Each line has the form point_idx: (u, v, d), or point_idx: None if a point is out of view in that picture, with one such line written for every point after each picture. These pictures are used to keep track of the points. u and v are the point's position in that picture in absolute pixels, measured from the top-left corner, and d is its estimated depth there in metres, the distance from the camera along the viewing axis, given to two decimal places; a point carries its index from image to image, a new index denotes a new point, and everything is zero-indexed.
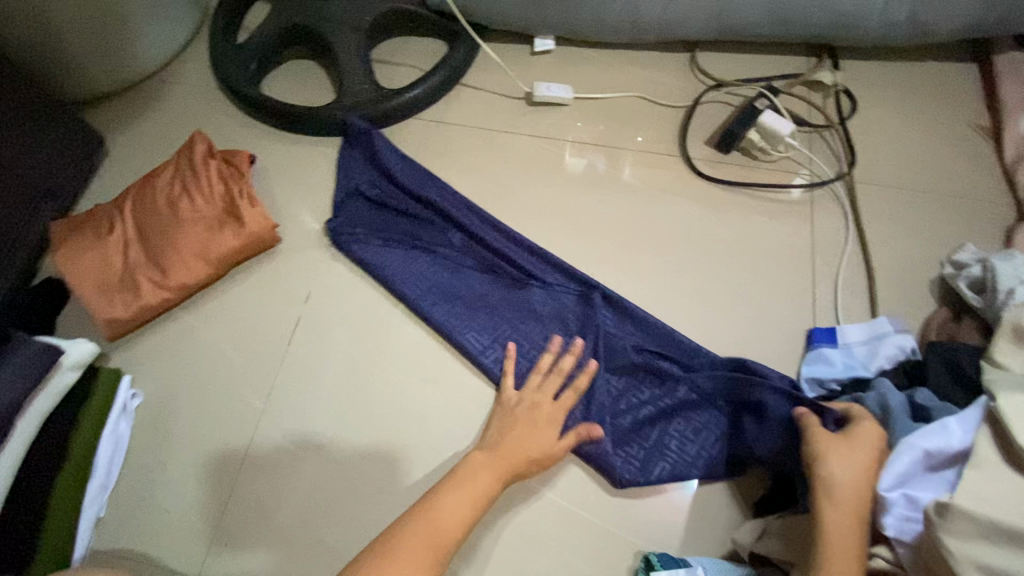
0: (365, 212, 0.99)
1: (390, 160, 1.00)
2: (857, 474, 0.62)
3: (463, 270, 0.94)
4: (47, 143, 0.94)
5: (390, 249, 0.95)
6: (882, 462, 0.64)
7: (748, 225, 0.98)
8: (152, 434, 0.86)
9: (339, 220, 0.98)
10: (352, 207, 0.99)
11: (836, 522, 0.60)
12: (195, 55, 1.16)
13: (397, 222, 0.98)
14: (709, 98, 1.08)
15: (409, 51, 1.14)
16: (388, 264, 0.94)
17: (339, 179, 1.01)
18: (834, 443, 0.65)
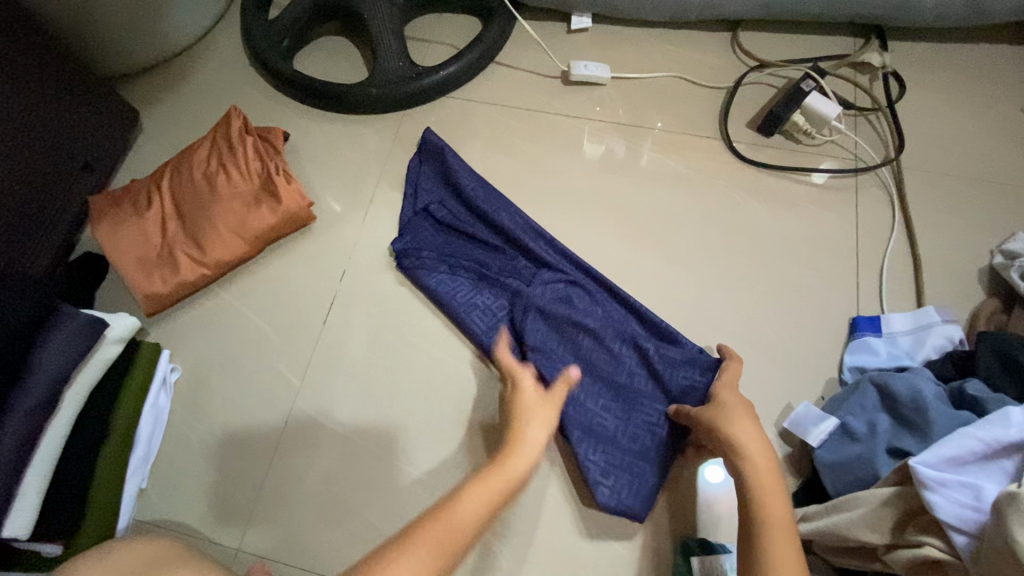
0: (432, 234, 0.94)
1: (467, 181, 0.95)
2: (756, 430, 0.68)
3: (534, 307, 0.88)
4: (84, 117, 0.94)
5: (457, 276, 0.91)
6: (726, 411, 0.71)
7: (788, 211, 0.96)
8: (191, 408, 0.87)
9: (405, 240, 0.93)
10: (420, 227, 0.95)
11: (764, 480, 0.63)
12: (228, 31, 1.15)
13: (462, 246, 0.93)
14: (751, 79, 1.05)
15: (443, 27, 1.12)
16: (455, 293, 0.89)
17: (406, 197, 0.98)
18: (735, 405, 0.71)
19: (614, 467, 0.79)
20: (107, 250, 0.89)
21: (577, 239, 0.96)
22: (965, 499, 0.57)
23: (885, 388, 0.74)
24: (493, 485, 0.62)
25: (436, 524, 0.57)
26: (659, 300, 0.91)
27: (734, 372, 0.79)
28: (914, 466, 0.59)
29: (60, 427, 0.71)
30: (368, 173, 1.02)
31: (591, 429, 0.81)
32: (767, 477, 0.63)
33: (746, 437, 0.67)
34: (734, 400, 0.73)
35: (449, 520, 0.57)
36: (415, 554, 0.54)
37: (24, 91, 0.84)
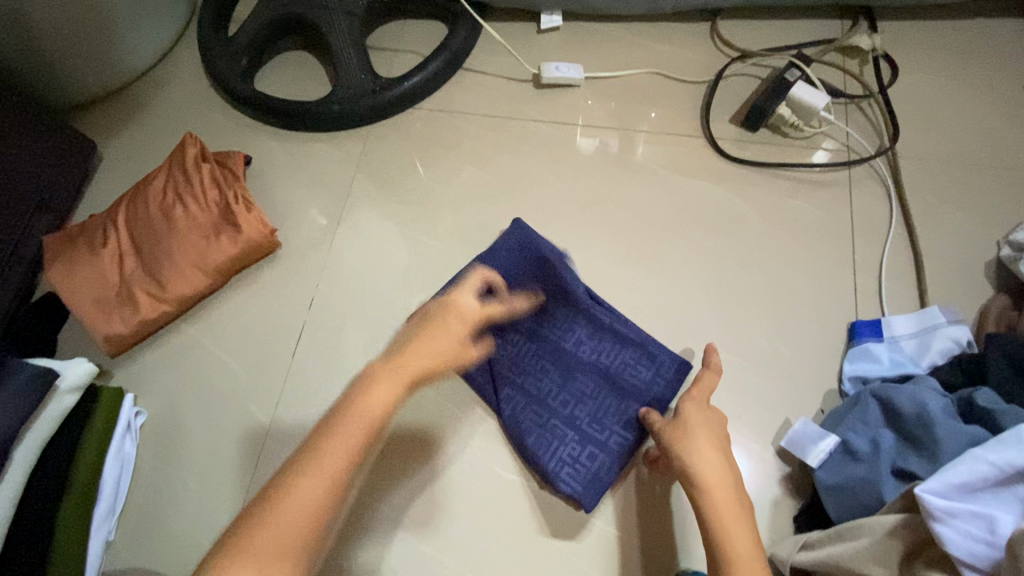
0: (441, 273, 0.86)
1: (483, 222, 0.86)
2: (715, 452, 0.64)
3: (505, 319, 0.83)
4: (35, 153, 0.90)
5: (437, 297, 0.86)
6: (688, 431, 0.66)
7: (779, 209, 0.90)
8: (159, 453, 0.84)
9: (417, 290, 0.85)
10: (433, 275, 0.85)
11: (721, 508, 0.60)
12: (187, 53, 1.12)
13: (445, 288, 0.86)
14: (733, 71, 0.99)
15: (407, 35, 1.07)
16: None
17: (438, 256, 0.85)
18: (694, 424, 0.67)
19: (570, 457, 0.76)
20: (60, 288, 0.85)
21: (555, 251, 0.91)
22: (977, 532, 0.52)
23: (888, 402, 0.68)
24: (388, 393, 0.51)
25: (343, 423, 0.49)
26: (645, 313, 0.86)
27: (709, 382, 0.71)
28: (920, 496, 0.54)
29: (12, 483, 0.68)
30: (335, 193, 0.98)
31: (549, 422, 0.78)
32: (725, 511, 0.60)
33: (699, 465, 0.63)
34: (699, 420, 0.67)
35: (353, 416, 0.50)
36: (326, 449, 0.48)
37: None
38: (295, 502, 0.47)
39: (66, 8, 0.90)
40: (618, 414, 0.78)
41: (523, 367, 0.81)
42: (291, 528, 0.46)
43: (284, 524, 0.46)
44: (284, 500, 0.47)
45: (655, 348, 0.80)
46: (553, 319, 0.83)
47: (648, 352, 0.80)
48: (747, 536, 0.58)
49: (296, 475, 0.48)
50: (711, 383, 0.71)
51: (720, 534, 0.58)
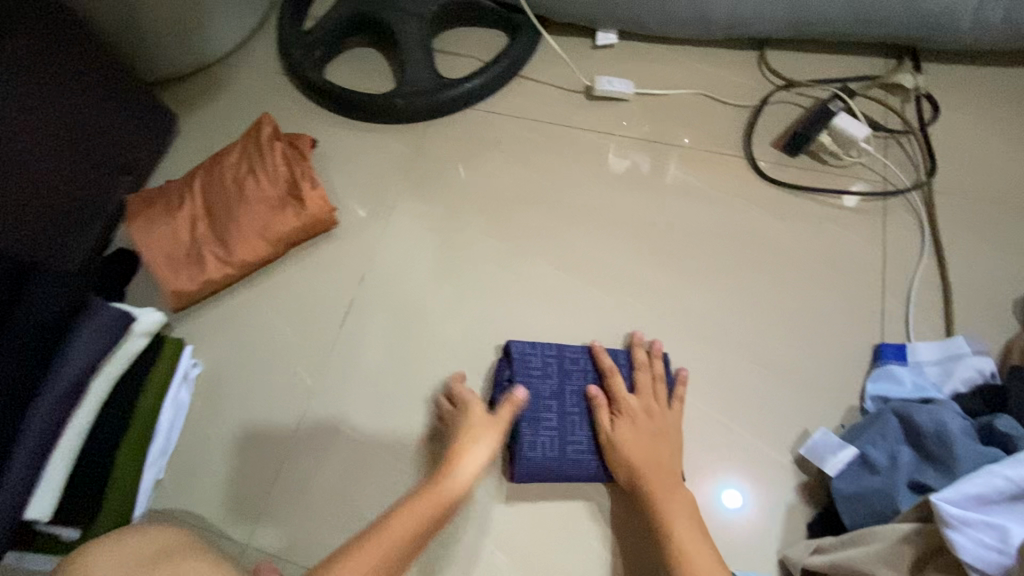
0: (550, 366, 0.82)
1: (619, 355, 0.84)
2: (654, 469, 0.75)
3: (579, 393, 0.81)
4: (124, 119, 0.98)
5: (538, 363, 0.82)
6: (636, 444, 0.76)
7: (812, 233, 0.94)
8: (208, 405, 0.89)
9: (527, 357, 0.82)
10: (542, 362, 0.82)
11: (684, 536, 0.70)
12: (263, 41, 1.20)
13: (540, 362, 0.82)
14: (778, 98, 1.04)
15: (470, 40, 1.13)
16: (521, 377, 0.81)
17: (557, 366, 0.82)
18: (636, 444, 0.76)
19: (532, 378, 0.81)
20: (137, 242, 0.92)
21: (593, 255, 0.96)
22: (989, 540, 0.54)
23: (908, 419, 0.72)
24: (428, 503, 0.70)
25: (372, 540, 0.65)
26: (675, 319, 0.90)
27: (658, 369, 0.82)
28: (935, 503, 0.57)
29: (85, 417, 0.74)
30: (390, 181, 1.04)
31: (547, 361, 0.82)
32: (663, 504, 0.72)
33: (622, 433, 0.77)
34: (648, 399, 0.79)
35: (383, 535, 0.66)
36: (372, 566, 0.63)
37: (61, 88, 0.87)
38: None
39: None
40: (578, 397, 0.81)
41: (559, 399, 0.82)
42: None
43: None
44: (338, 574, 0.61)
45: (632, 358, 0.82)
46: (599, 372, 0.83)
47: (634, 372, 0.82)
48: (708, 564, 0.68)
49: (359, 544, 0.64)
50: (642, 403, 0.79)
51: (668, 526, 0.71)
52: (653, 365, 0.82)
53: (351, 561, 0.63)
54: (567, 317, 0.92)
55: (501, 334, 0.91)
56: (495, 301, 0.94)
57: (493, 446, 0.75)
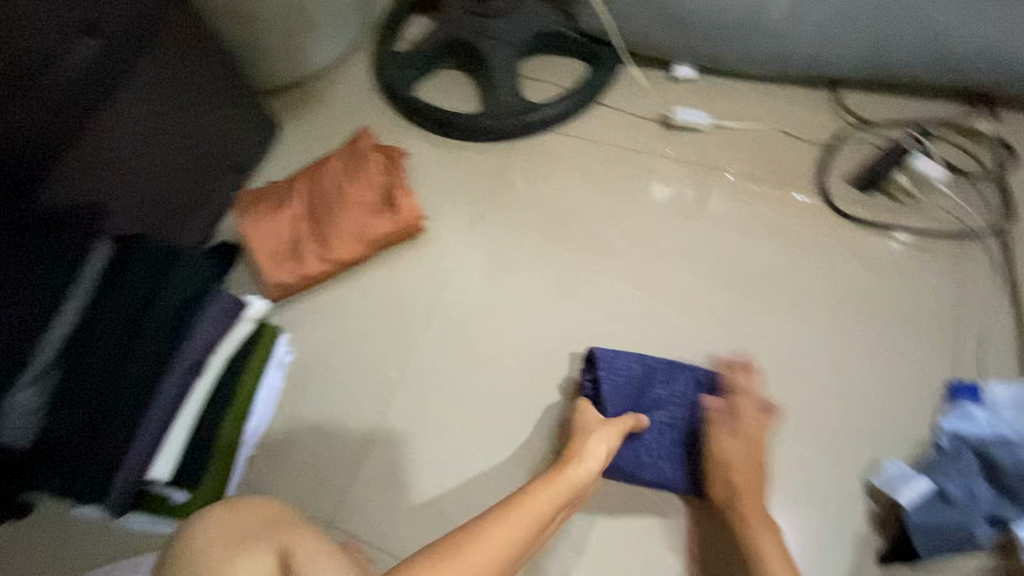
0: (634, 371, 0.87)
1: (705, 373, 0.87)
2: (752, 490, 0.79)
3: (662, 401, 0.86)
4: (238, 123, 1.08)
5: (623, 366, 0.87)
6: (747, 461, 0.80)
7: (886, 268, 0.96)
8: (298, 392, 0.95)
9: (610, 360, 0.87)
10: (626, 366, 0.87)
11: (775, 558, 0.73)
12: (358, 58, 1.29)
13: (625, 366, 0.87)
14: (852, 136, 1.07)
15: (553, 67, 1.20)
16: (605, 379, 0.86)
17: (638, 371, 0.87)
18: (742, 460, 0.79)
19: (614, 382, 0.86)
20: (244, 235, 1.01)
21: (667, 276, 1.00)
22: None
23: (988, 457, 0.76)
24: (561, 484, 0.72)
25: (521, 503, 0.66)
26: (746, 343, 0.93)
27: (765, 398, 0.84)
28: None
29: (200, 393, 0.78)
30: (474, 195, 1.11)
31: (630, 366, 0.87)
32: (759, 525, 0.76)
33: (726, 451, 0.80)
34: (750, 426, 0.82)
35: (530, 500, 0.67)
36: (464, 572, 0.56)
37: (194, 91, 0.97)
38: (506, 525, 0.63)
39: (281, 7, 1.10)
40: (658, 405, 0.86)
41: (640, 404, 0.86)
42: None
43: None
44: (495, 523, 0.62)
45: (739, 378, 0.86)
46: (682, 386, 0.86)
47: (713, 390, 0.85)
48: None
49: (511, 499, 0.67)
50: (762, 424, 0.82)
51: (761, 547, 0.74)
52: (761, 394, 0.84)
53: (506, 521, 0.63)
54: (641, 334, 0.96)
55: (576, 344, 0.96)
56: (571, 313, 0.98)
57: (609, 445, 0.78)
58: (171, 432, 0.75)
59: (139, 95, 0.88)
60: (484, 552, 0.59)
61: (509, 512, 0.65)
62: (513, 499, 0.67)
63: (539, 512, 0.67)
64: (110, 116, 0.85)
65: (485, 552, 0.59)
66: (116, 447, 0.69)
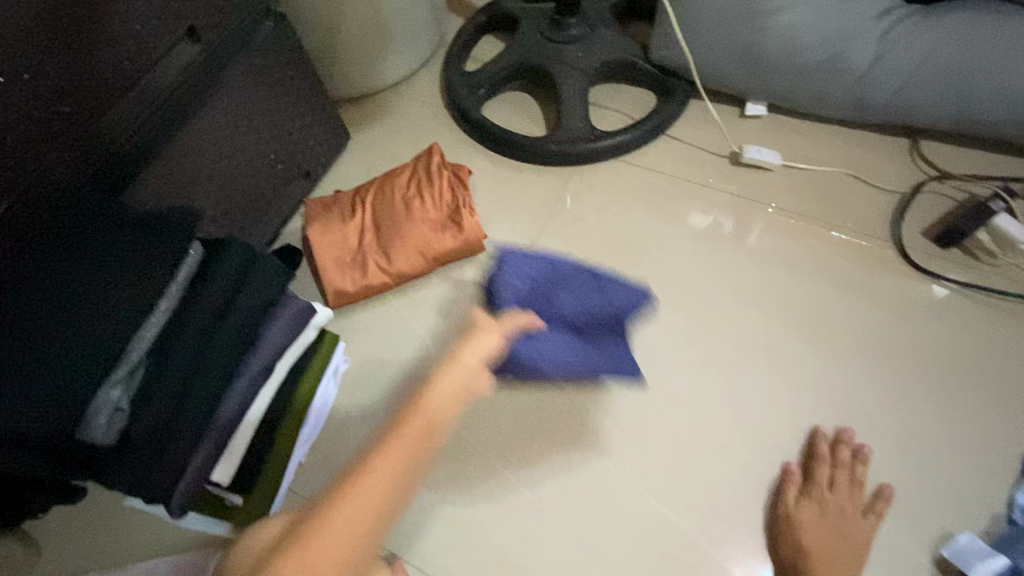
0: (535, 268, 0.78)
1: (616, 290, 0.77)
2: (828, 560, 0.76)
3: (559, 293, 0.76)
4: (313, 131, 1.10)
5: (538, 268, 0.78)
6: (819, 529, 0.79)
7: (962, 327, 0.93)
8: (351, 401, 0.96)
9: (514, 256, 0.79)
10: (525, 261, 0.79)
11: None
12: (428, 74, 1.31)
13: (530, 263, 0.79)
14: (930, 188, 1.04)
15: (622, 97, 1.21)
16: (511, 277, 0.77)
17: (529, 271, 0.78)
18: (813, 528, 0.78)
19: (513, 278, 0.77)
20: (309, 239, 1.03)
21: (727, 314, 0.98)
22: None
23: None
24: (428, 412, 0.51)
25: (373, 473, 0.48)
26: (808, 392, 0.90)
27: (860, 473, 0.82)
28: None
29: (264, 398, 0.77)
30: (535, 217, 1.11)
31: (539, 266, 0.79)
32: None
33: (804, 516, 0.79)
34: (831, 493, 0.81)
35: (383, 457, 0.48)
36: (350, 526, 0.46)
37: (276, 99, 1.00)
38: (352, 507, 0.46)
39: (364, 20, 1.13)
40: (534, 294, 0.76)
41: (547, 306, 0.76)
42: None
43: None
44: (337, 510, 0.46)
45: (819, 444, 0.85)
46: (590, 298, 0.76)
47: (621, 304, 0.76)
48: None
49: (363, 469, 0.48)
50: (840, 493, 0.81)
51: None
52: (854, 466, 0.83)
53: (349, 498, 0.47)
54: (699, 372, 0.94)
55: None
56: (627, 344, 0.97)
57: (499, 342, 0.58)
58: (234, 437, 0.74)
59: (228, 101, 0.91)
60: (350, 539, 0.45)
61: (353, 487, 0.47)
62: (362, 462, 0.48)
63: (404, 471, 0.49)
64: (200, 121, 0.87)
65: (336, 558, 0.44)
66: (186, 446, 0.67)
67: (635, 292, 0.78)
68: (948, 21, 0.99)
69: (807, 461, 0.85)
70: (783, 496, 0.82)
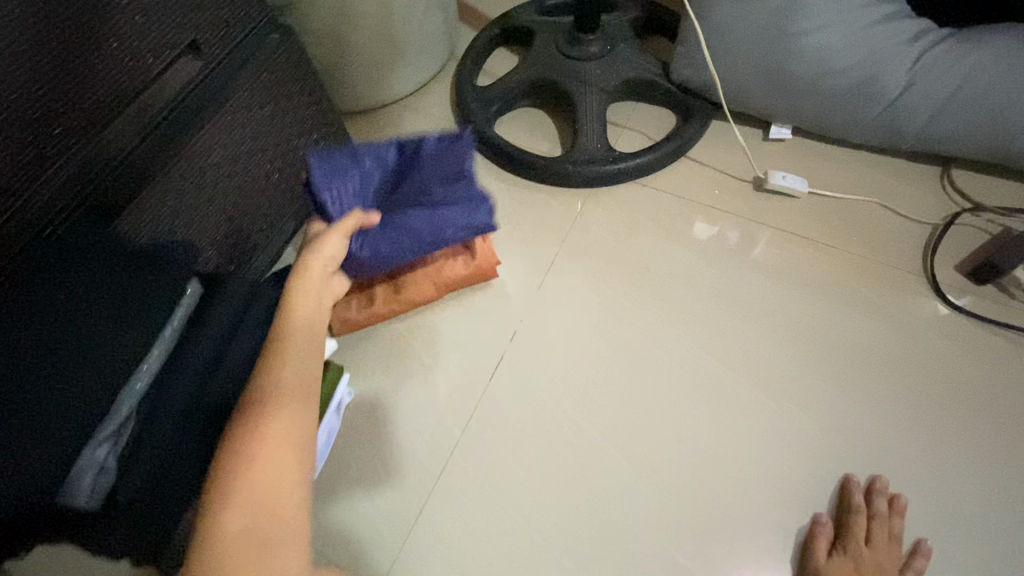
0: (343, 162, 0.79)
1: (428, 168, 0.81)
2: None
3: (370, 181, 0.81)
4: (321, 148, 1.05)
5: (345, 168, 0.79)
6: None
7: (997, 370, 0.88)
8: (354, 435, 0.91)
9: (321, 169, 0.76)
10: (336, 160, 0.78)
11: None
12: (438, 87, 1.27)
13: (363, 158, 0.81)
14: (962, 220, 1.00)
15: (640, 118, 1.17)
16: (332, 179, 0.77)
17: (354, 168, 0.79)
18: None
19: (336, 183, 0.77)
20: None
21: (751, 350, 0.93)
22: None
23: None
24: (308, 338, 0.62)
25: (276, 396, 0.55)
26: (835, 434, 0.87)
27: (897, 527, 0.78)
28: None
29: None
30: (549, 241, 1.06)
31: (359, 167, 0.80)
32: None
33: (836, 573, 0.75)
34: (869, 552, 0.76)
35: (282, 380, 0.56)
36: (288, 408, 0.54)
37: (283, 115, 0.94)
38: (276, 425, 0.53)
39: (373, 32, 1.09)
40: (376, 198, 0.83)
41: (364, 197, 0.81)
42: (287, 480, 0.51)
43: (275, 479, 0.50)
44: (263, 430, 0.52)
45: (850, 495, 0.81)
46: (416, 185, 0.82)
47: (428, 171, 0.81)
48: None
49: (263, 397, 0.54)
50: (876, 551, 0.76)
51: None
52: (890, 520, 0.79)
53: (271, 421, 0.53)
54: (720, 411, 0.89)
55: (649, 414, 0.90)
56: (644, 378, 0.93)
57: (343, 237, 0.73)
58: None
59: (233, 119, 0.86)
60: (286, 453, 0.52)
61: (267, 412, 0.53)
62: (258, 395, 0.54)
63: (302, 389, 0.57)
64: (203, 141, 0.82)
65: (279, 475, 0.51)
66: (177, 500, 0.60)
67: (449, 141, 0.81)
68: (989, 45, 0.93)
69: (839, 513, 0.81)
70: (815, 551, 0.78)
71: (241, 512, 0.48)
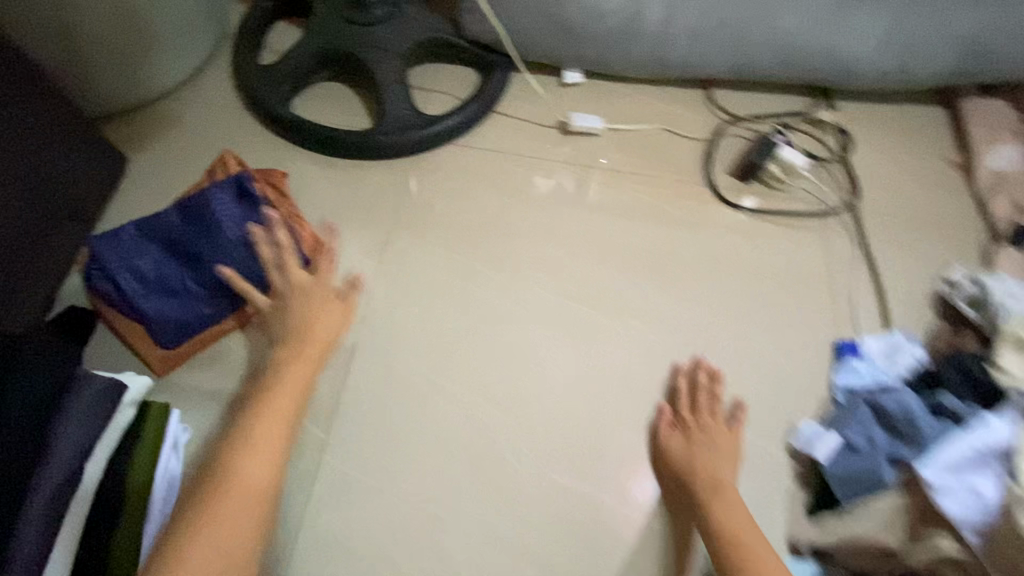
0: (131, 236, 0.89)
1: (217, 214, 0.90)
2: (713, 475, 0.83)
3: (146, 244, 0.89)
4: (73, 160, 0.89)
5: (139, 242, 0.89)
6: (701, 454, 0.86)
7: (770, 248, 1.07)
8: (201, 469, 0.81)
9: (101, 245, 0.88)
10: (122, 235, 0.89)
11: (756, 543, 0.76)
12: (216, 72, 1.12)
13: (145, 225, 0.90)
14: (727, 131, 1.18)
15: (443, 79, 1.16)
16: (118, 253, 0.88)
17: (132, 238, 0.89)
18: (688, 456, 0.85)
19: (125, 258, 0.88)
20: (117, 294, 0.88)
21: (584, 278, 1.01)
22: (970, 500, 0.79)
23: (878, 405, 0.89)
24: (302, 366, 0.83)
25: (263, 422, 0.77)
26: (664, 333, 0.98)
27: (716, 391, 0.92)
28: (925, 472, 0.81)
29: (88, 482, 0.72)
30: (376, 217, 1.03)
31: (139, 237, 0.89)
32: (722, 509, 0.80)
33: (675, 446, 0.87)
34: (701, 419, 0.89)
35: (272, 410, 0.78)
36: (271, 430, 0.77)
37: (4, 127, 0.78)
38: (259, 446, 0.75)
39: (110, 13, 0.91)
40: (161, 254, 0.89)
41: (150, 261, 0.89)
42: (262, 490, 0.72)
43: (254, 484, 0.72)
44: (247, 451, 0.74)
45: (676, 381, 0.94)
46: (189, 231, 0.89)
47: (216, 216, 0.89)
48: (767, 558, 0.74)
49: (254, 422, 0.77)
50: (704, 416, 0.89)
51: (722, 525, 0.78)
52: (711, 388, 0.92)
53: (254, 442, 0.75)
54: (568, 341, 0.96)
55: (506, 360, 0.93)
56: (496, 328, 0.96)
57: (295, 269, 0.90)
58: (62, 524, 0.70)
59: None
60: (257, 468, 0.73)
61: (253, 436, 0.75)
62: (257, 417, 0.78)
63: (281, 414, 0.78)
64: None
65: (250, 484, 0.72)
66: None
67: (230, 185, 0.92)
68: None
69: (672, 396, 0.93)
70: (661, 434, 0.89)
71: (226, 506, 0.69)
